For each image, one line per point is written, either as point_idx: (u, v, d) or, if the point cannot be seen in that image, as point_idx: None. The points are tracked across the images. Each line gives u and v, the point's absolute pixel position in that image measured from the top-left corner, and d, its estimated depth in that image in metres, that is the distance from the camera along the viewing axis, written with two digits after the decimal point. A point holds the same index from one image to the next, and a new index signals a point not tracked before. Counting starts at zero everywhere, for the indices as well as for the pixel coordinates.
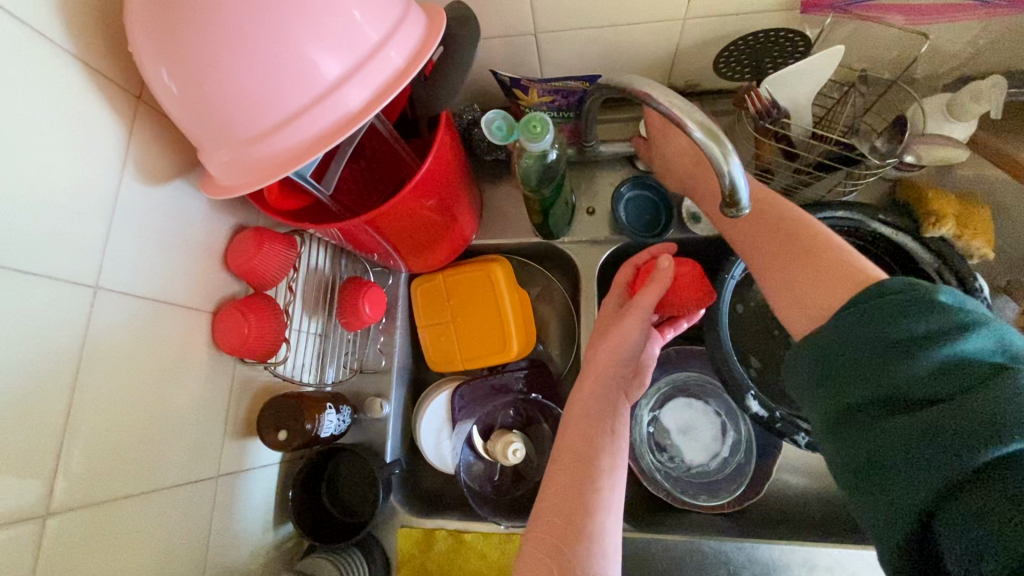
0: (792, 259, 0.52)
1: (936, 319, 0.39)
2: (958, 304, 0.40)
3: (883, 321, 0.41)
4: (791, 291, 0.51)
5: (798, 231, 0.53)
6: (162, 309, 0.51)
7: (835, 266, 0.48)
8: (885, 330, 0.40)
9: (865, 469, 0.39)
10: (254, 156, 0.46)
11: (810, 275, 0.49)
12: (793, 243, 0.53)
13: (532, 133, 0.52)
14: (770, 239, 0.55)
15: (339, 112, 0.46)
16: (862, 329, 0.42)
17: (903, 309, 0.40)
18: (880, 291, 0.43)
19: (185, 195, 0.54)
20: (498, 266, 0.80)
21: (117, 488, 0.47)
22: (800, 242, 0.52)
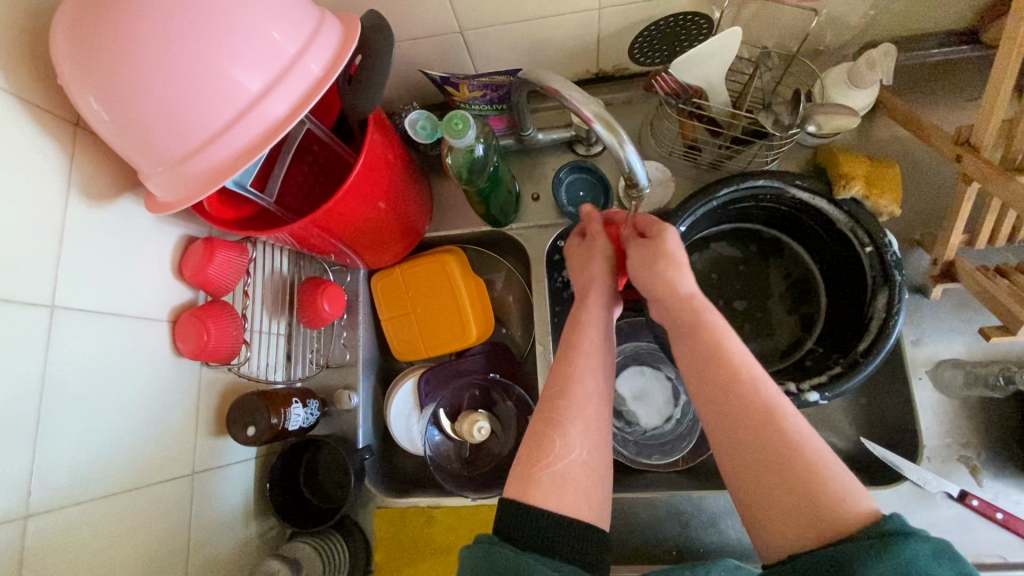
0: (714, 394, 0.49)
1: (900, 564, 0.36)
2: (927, 550, 0.36)
3: (852, 560, 0.37)
4: (771, 508, 0.43)
5: (771, 424, 0.46)
6: (121, 321, 0.55)
7: (808, 482, 0.42)
8: (850, 570, 0.37)
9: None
10: (189, 172, 0.50)
11: (794, 514, 0.42)
12: (766, 470, 0.44)
13: (455, 131, 0.56)
14: (739, 439, 0.46)
15: (265, 123, 0.49)
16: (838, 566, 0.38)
17: (879, 557, 0.37)
18: (866, 549, 0.37)
19: (133, 211, 0.57)
20: (451, 256, 0.84)
21: (93, 492, 0.51)
22: (772, 466, 0.44)
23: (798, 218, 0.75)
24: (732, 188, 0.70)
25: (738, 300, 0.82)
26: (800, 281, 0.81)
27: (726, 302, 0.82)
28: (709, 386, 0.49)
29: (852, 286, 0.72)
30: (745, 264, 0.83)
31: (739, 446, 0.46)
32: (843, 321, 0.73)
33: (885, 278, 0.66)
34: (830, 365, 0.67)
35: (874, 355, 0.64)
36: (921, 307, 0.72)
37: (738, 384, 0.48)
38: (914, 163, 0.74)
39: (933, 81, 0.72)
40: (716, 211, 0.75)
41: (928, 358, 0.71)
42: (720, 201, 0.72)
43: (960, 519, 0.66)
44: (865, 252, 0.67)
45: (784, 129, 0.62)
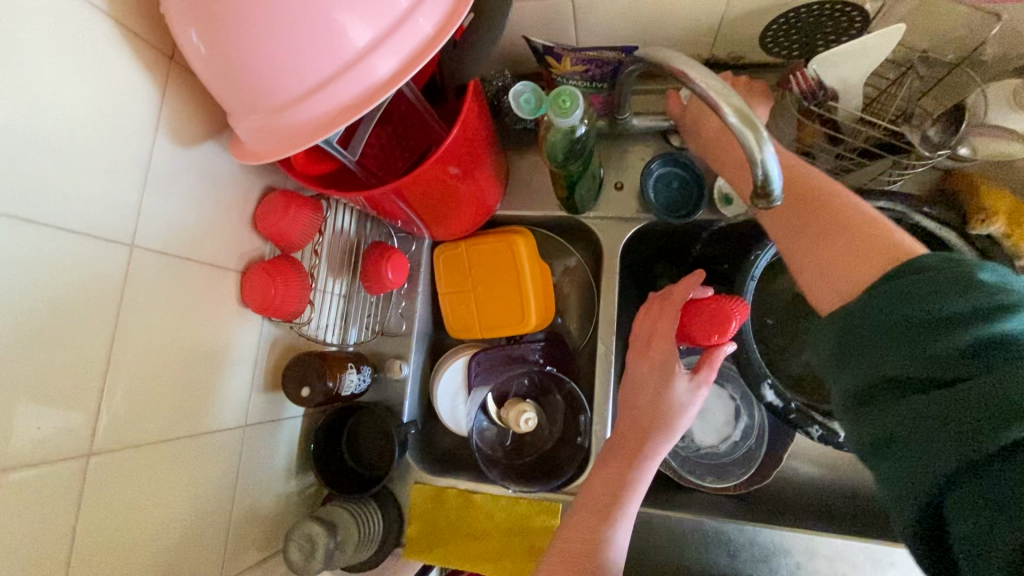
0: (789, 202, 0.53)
1: (971, 299, 0.37)
2: (1000, 285, 0.37)
3: (922, 295, 0.39)
4: (829, 274, 0.47)
5: (840, 202, 0.51)
6: (196, 267, 0.54)
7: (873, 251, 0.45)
8: (908, 321, 0.39)
9: (872, 374, 0.40)
10: (280, 124, 0.47)
11: (846, 259, 0.47)
12: (829, 225, 0.50)
13: (562, 108, 0.50)
14: (814, 220, 0.51)
15: (367, 81, 0.45)
16: (901, 298, 0.40)
17: (947, 288, 0.38)
18: (938, 288, 0.38)
19: (216, 155, 0.55)
20: (520, 237, 0.80)
21: (151, 433, 0.50)
22: (834, 223, 0.49)
23: None
24: None
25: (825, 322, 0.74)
26: None
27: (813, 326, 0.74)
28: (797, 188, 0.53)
29: None
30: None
31: (824, 217, 0.50)
32: None
33: None
34: None
35: None
36: None
37: (819, 195, 0.52)
38: None
39: None
40: None
41: None
42: None
43: None
44: None
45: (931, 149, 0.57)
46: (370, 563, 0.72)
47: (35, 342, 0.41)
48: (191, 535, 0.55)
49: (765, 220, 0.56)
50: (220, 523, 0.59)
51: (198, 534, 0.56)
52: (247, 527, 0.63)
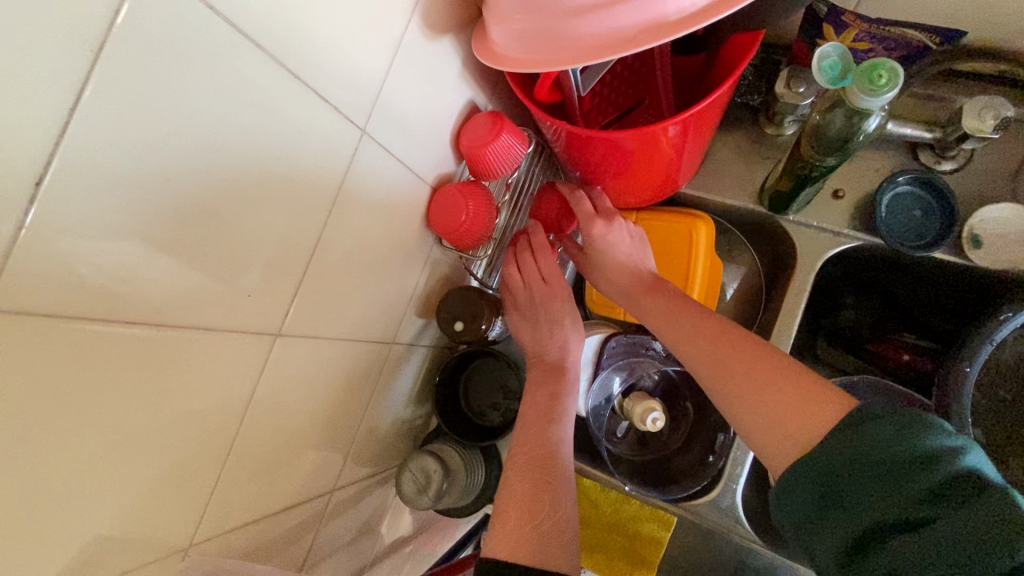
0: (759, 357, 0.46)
1: (895, 433, 0.36)
2: (953, 447, 0.35)
3: (874, 452, 0.36)
4: (781, 431, 0.41)
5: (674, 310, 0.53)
6: (401, 171, 0.51)
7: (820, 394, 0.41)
8: (864, 460, 0.36)
9: (855, 527, 0.36)
10: (548, 39, 0.40)
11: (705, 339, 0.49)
12: (761, 364, 0.45)
13: (872, 85, 0.42)
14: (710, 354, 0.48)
15: (666, 12, 0.37)
16: (859, 438, 0.37)
17: (898, 432, 0.36)
18: (860, 433, 0.37)
19: (448, 56, 0.50)
20: (704, 224, 0.71)
21: (324, 331, 0.48)
22: (762, 365, 0.45)
23: None
24: None
25: None
26: None
27: None
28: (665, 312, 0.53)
29: None
30: None
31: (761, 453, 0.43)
32: None
33: None
34: None
35: None
36: None
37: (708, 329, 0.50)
38: None
39: None
40: None
41: None
42: None
43: None
44: None
45: None
46: (467, 509, 0.70)
47: (265, 209, 0.38)
48: (326, 435, 0.54)
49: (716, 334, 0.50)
50: (349, 432, 0.58)
51: (332, 436, 0.55)
52: (366, 442, 0.62)
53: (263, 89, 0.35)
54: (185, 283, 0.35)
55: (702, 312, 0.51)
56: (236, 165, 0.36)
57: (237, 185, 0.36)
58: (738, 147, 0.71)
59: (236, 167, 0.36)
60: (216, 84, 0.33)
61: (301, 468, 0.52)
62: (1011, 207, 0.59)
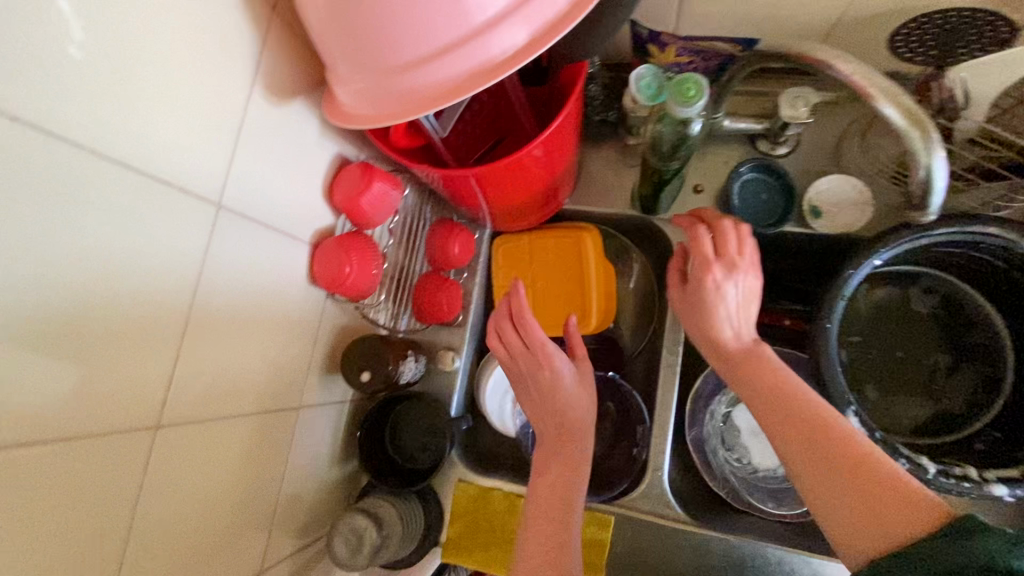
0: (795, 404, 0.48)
1: (992, 547, 0.35)
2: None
3: (955, 569, 0.36)
4: (867, 516, 0.41)
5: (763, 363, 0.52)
6: (272, 235, 0.51)
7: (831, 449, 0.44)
8: (952, 571, 0.36)
9: None
10: (387, 94, 0.42)
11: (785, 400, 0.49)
12: (835, 453, 0.44)
13: (684, 97, 0.47)
14: (787, 421, 0.47)
15: (494, 53, 0.40)
16: (959, 553, 0.36)
17: (1004, 547, 0.35)
18: (951, 543, 0.37)
19: (302, 118, 0.51)
20: (589, 234, 0.76)
21: (214, 412, 0.47)
22: (847, 455, 0.44)
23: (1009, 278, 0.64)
24: (953, 229, 0.60)
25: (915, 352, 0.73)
26: (990, 347, 0.69)
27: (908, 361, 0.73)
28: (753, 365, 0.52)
29: None
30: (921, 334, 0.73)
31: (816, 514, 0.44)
32: None
33: None
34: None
35: None
36: None
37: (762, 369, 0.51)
38: None
39: None
40: (915, 252, 0.65)
41: None
42: (930, 241, 0.62)
43: None
44: None
45: None
46: (411, 557, 0.69)
47: (117, 306, 0.37)
48: (240, 519, 0.52)
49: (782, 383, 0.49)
50: (267, 509, 0.56)
51: (247, 518, 0.53)
52: (290, 515, 0.60)
53: (91, 185, 0.35)
54: (35, 394, 0.34)
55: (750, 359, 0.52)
56: (76, 263, 0.35)
57: (80, 287, 0.35)
58: (607, 159, 0.77)
59: (76, 270, 0.35)
60: (33, 189, 0.32)
61: (217, 560, 0.49)
62: (837, 179, 0.68)
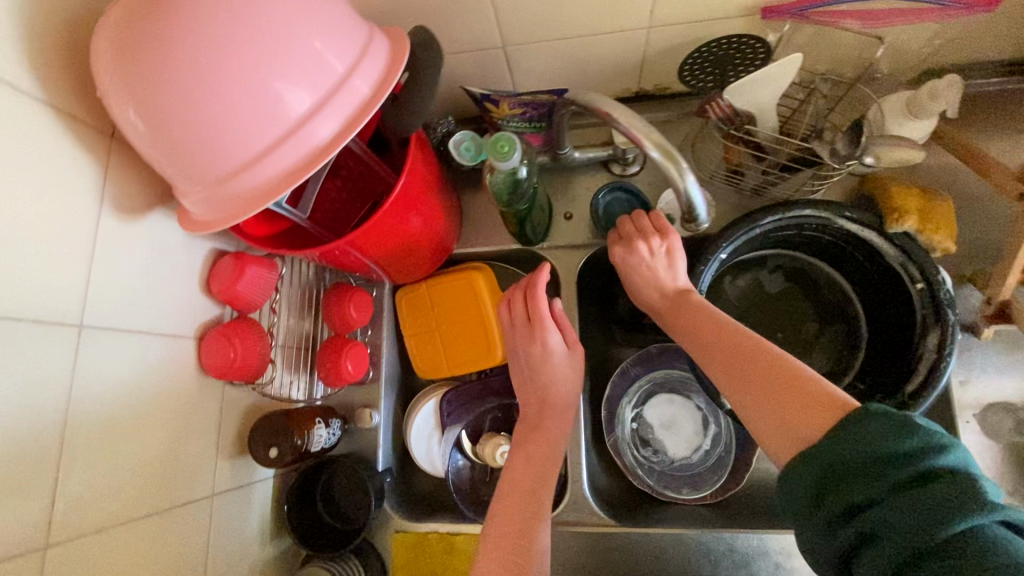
0: (726, 349, 0.54)
1: (876, 430, 0.40)
2: (920, 442, 0.38)
3: (852, 458, 0.40)
4: (782, 425, 0.46)
5: (705, 321, 0.58)
6: (147, 339, 0.54)
7: (761, 372, 0.50)
8: (848, 459, 0.40)
9: (834, 513, 0.40)
10: (226, 196, 0.48)
11: (722, 346, 0.54)
12: (758, 375, 0.50)
13: (500, 153, 0.53)
14: (726, 370, 0.53)
15: (312, 143, 0.47)
16: (852, 444, 0.40)
17: (889, 432, 0.39)
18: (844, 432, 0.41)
19: (160, 226, 0.55)
20: (479, 272, 0.81)
21: (111, 518, 0.49)
22: (764, 375, 0.49)
23: (839, 248, 0.74)
24: (777, 217, 0.69)
25: (780, 331, 0.80)
26: (838, 308, 0.80)
27: (778, 337, 0.80)
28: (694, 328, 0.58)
29: (895, 317, 0.70)
30: (783, 310, 0.81)
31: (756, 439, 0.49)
32: (887, 363, 0.71)
33: (938, 317, 0.63)
34: (877, 406, 0.66)
35: (924, 398, 0.62)
36: (970, 348, 0.69)
37: (703, 324, 0.58)
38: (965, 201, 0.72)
39: (993, 113, 0.69)
40: (757, 240, 0.74)
41: (975, 401, 0.69)
42: (763, 229, 0.70)
43: None
44: (916, 289, 0.65)
45: (841, 161, 0.59)
46: None
47: None
48: None
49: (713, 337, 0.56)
50: None
51: None
52: None
53: None
54: None
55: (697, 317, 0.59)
56: None
57: None
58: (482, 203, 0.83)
59: None
60: None
61: None
62: None
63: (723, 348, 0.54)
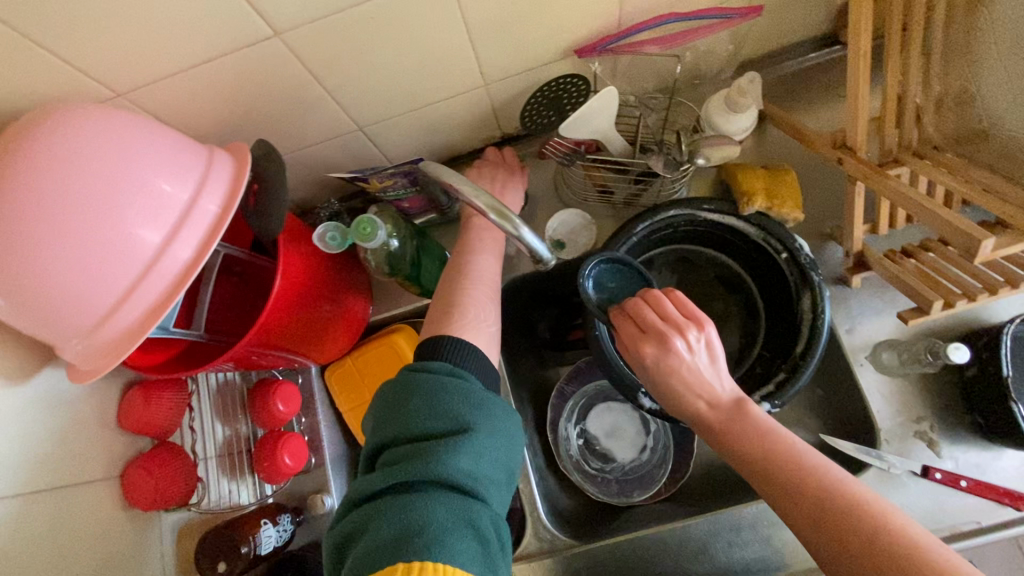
0: (815, 506, 0.46)
1: None
2: None
3: None
4: None
5: (778, 457, 0.49)
6: (58, 492, 0.55)
7: (863, 534, 0.43)
8: None
9: None
10: (102, 339, 0.50)
11: (806, 499, 0.46)
12: (859, 540, 0.43)
13: (364, 234, 0.58)
14: (793, 499, 0.47)
15: (173, 269, 0.49)
16: None
17: None
18: None
19: (53, 378, 0.57)
20: (398, 334, 0.83)
21: None
22: (870, 541, 0.42)
23: (715, 235, 0.79)
24: (648, 222, 0.74)
25: None
26: (735, 287, 0.85)
27: None
28: (761, 460, 0.50)
29: (776, 287, 0.76)
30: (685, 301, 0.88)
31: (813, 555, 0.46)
32: (779, 328, 0.77)
33: (805, 279, 0.70)
34: (775, 372, 0.71)
35: (811, 356, 0.67)
36: (847, 297, 0.76)
37: (771, 458, 0.50)
38: (812, 168, 0.79)
39: (812, 88, 0.77)
40: (640, 244, 0.78)
41: (865, 344, 0.75)
42: (640, 236, 0.74)
43: (929, 492, 0.69)
44: (782, 258, 0.72)
45: (676, 165, 0.68)
46: None
47: None
48: None
49: (791, 480, 0.48)
50: None
51: None
52: None
53: None
54: None
55: (767, 449, 0.50)
56: None
57: None
58: None
59: None
60: None
61: None
62: (562, 213, 0.79)
63: (782, 467, 0.49)
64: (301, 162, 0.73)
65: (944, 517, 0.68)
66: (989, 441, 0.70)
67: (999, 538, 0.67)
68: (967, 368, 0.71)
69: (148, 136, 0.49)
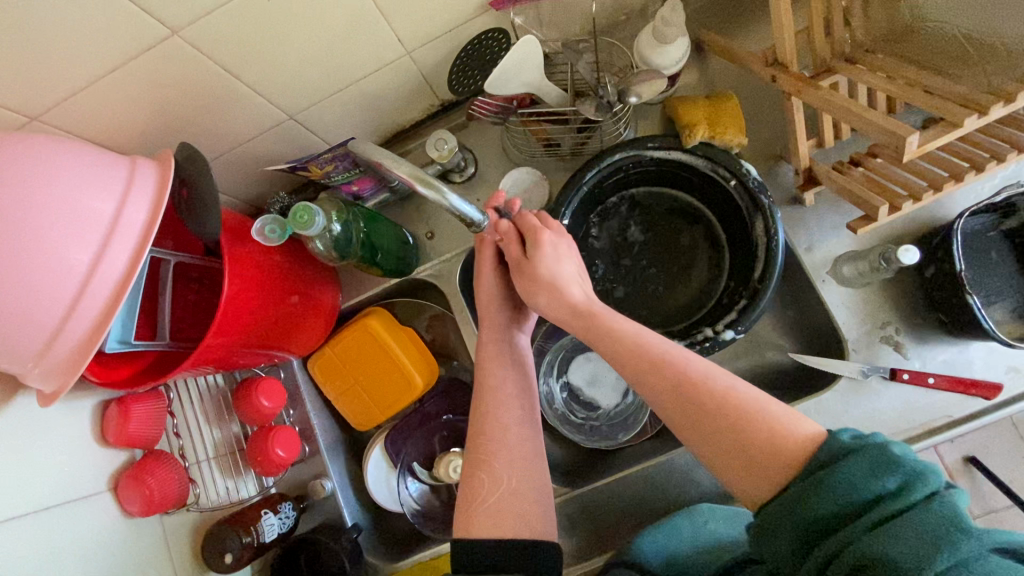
0: (683, 403, 0.49)
1: (856, 467, 0.40)
2: (902, 470, 0.39)
3: (828, 497, 0.40)
4: (754, 476, 0.45)
5: (656, 364, 0.52)
6: (56, 510, 0.57)
7: (722, 417, 0.47)
8: (821, 495, 0.40)
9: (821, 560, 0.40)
10: (57, 358, 0.51)
11: (672, 398, 0.50)
12: (717, 423, 0.48)
13: (302, 223, 0.60)
14: (675, 402, 0.50)
15: (111, 277, 0.50)
16: (833, 488, 0.40)
17: (871, 469, 0.39)
18: (819, 482, 0.41)
19: (31, 405, 0.58)
20: (371, 317, 0.84)
21: None
22: (724, 422, 0.47)
23: (668, 172, 0.78)
24: (594, 170, 0.73)
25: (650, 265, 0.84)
26: (695, 221, 0.83)
27: (653, 270, 0.83)
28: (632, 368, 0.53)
29: (732, 216, 0.76)
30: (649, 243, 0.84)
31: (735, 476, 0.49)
32: (742, 256, 0.77)
33: (756, 205, 0.70)
34: (737, 300, 0.72)
35: (768, 279, 0.68)
36: (803, 215, 0.76)
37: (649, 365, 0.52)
38: (755, 90, 0.78)
39: (745, 7, 0.75)
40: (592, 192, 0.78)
41: (825, 259, 0.75)
42: (589, 185, 0.74)
43: (899, 393, 0.71)
44: (731, 186, 0.72)
45: (607, 108, 0.68)
46: None
47: None
48: None
49: (666, 378, 0.51)
50: None
51: None
52: None
53: None
54: None
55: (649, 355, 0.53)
56: None
57: None
58: None
59: None
60: None
61: None
62: (512, 172, 0.78)
63: (668, 392, 0.50)
64: (241, 159, 0.73)
65: (916, 415, 0.71)
66: (953, 336, 0.71)
67: (966, 426, 0.69)
68: (925, 268, 0.72)
69: (62, 154, 0.49)
